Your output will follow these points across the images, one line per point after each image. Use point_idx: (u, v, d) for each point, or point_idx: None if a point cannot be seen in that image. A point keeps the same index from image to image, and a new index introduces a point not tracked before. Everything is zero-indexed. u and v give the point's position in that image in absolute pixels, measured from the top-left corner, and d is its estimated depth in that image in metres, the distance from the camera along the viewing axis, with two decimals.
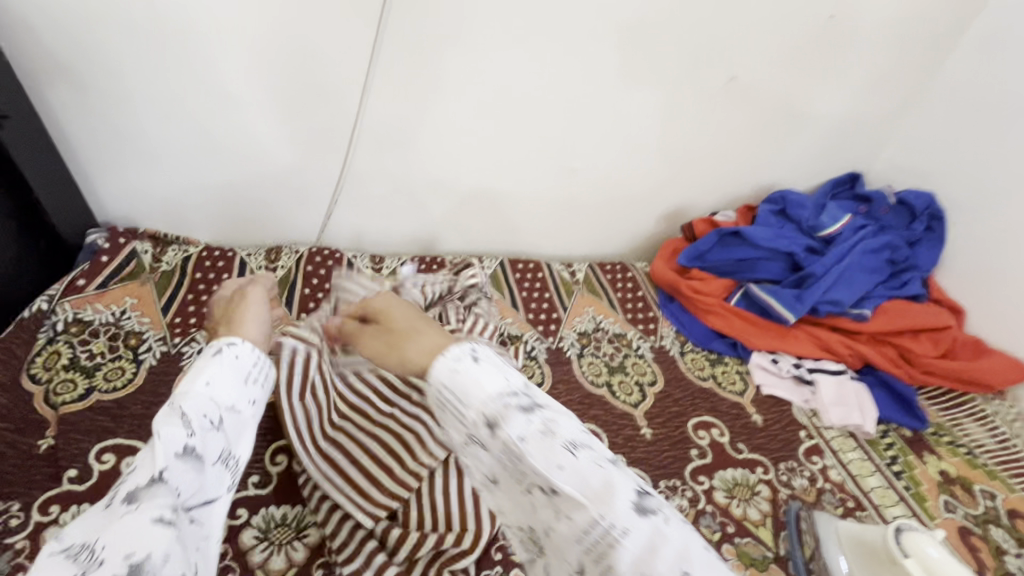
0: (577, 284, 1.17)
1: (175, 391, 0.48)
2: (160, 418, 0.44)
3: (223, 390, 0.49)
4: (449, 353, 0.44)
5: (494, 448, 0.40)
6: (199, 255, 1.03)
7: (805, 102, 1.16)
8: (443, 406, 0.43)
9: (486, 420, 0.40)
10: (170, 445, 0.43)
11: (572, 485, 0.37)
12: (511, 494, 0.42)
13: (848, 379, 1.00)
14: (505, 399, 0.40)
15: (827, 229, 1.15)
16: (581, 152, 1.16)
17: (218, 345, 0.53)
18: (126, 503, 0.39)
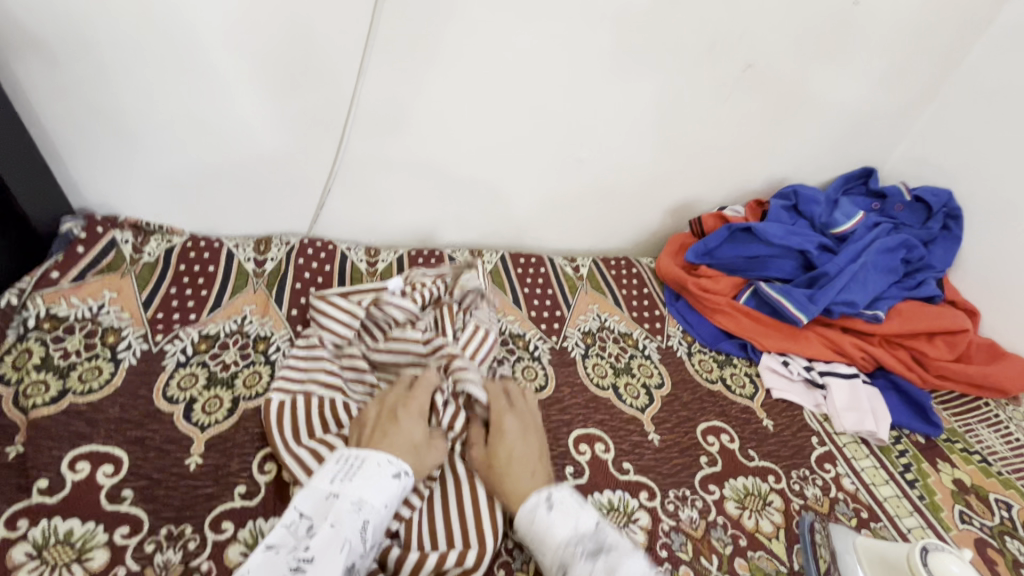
0: (581, 280, 1.14)
1: (361, 496, 0.57)
2: (347, 521, 0.54)
3: (387, 519, 0.59)
4: (535, 501, 0.62)
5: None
6: (184, 245, 0.99)
7: (821, 93, 1.12)
8: (533, 549, 0.61)
9: (561, 564, 0.57)
10: (349, 559, 0.52)
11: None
12: None
13: (859, 382, 0.97)
14: (575, 550, 0.57)
15: (841, 227, 1.11)
16: (587, 142, 1.10)
17: (396, 468, 0.62)
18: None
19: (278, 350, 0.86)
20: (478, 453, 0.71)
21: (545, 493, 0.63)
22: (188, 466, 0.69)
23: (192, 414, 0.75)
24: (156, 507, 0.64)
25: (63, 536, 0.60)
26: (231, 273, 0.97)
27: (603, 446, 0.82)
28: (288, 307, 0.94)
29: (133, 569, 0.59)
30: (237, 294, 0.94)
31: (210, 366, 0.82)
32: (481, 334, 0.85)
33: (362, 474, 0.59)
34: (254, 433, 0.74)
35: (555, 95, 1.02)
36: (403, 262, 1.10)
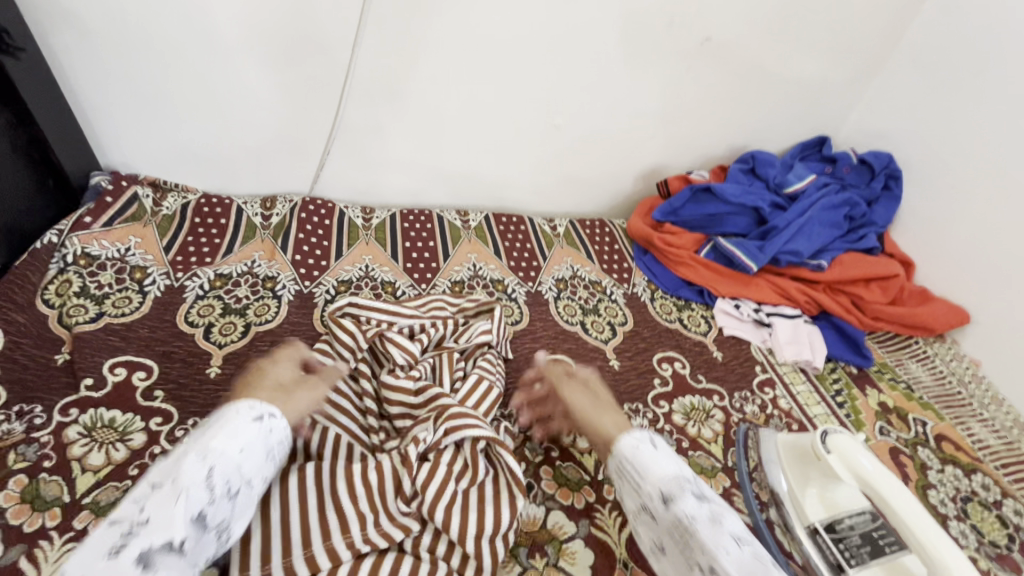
0: (557, 237, 1.25)
1: (206, 444, 0.54)
2: (185, 474, 0.51)
3: (247, 461, 0.56)
4: (632, 439, 0.66)
5: (669, 520, 0.59)
6: (198, 202, 1.11)
7: (775, 66, 1.22)
8: (628, 479, 0.64)
9: (661, 496, 0.60)
10: (190, 509, 0.50)
11: (735, 565, 0.53)
12: (673, 563, 0.58)
13: (801, 321, 1.08)
14: (682, 484, 0.60)
15: (793, 187, 1.22)
16: (563, 110, 1.21)
17: (257, 412, 0.59)
18: (136, 565, 0.46)
19: (285, 288, 0.98)
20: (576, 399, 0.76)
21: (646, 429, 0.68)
22: (209, 374, 0.81)
23: (210, 335, 0.87)
24: (184, 404, 0.76)
25: (108, 422, 0.72)
26: (241, 225, 1.09)
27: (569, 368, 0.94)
28: (292, 253, 1.05)
29: (166, 448, 0.71)
30: (247, 242, 1.06)
31: (225, 299, 0.93)
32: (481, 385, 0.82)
33: (218, 424, 0.56)
34: (265, 351, 0.86)
35: (533, 66, 1.13)
36: (395, 220, 1.20)
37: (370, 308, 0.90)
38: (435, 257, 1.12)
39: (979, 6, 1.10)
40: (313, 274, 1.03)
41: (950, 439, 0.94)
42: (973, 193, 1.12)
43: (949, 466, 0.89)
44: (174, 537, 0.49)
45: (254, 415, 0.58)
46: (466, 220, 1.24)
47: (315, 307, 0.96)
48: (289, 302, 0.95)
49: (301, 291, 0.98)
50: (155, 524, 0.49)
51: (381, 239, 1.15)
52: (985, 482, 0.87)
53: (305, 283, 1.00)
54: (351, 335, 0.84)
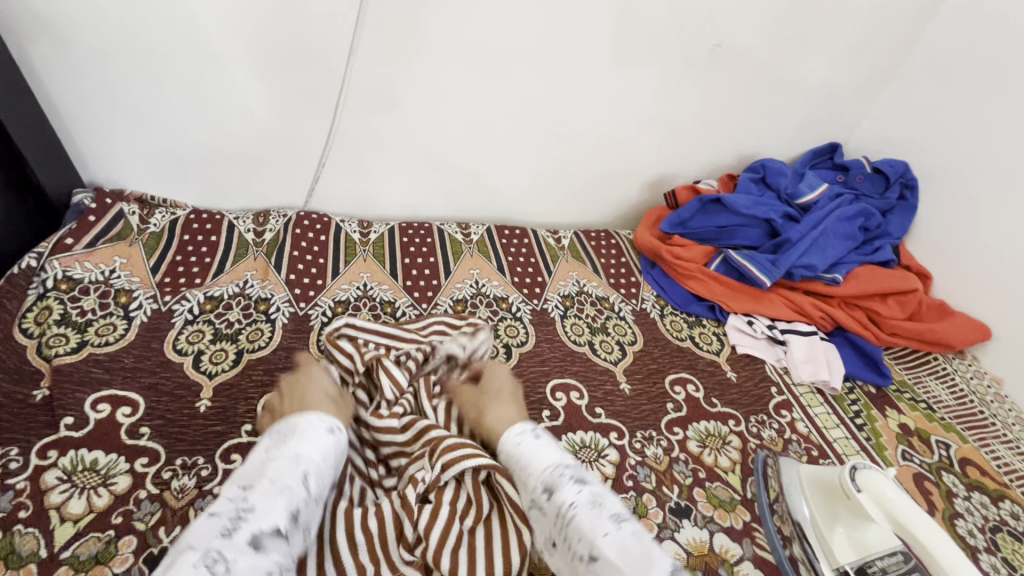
0: (562, 250, 1.21)
1: (299, 450, 0.58)
2: (285, 471, 0.55)
3: (331, 468, 0.60)
4: (515, 434, 0.67)
5: (552, 511, 0.59)
6: (187, 218, 1.07)
7: (786, 72, 1.18)
8: (514, 474, 0.65)
9: (544, 487, 0.60)
10: (291, 503, 0.53)
11: (612, 549, 0.53)
12: (560, 559, 0.58)
13: (817, 339, 1.04)
14: (563, 472, 0.60)
15: (805, 198, 1.18)
16: (567, 119, 1.17)
17: (329, 425, 0.63)
18: (250, 543, 0.49)
19: (279, 310, 0.94)
20: (470, 393, 0.79)
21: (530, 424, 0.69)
22: (198, 408, 0.76)
23: (200, 365, 0.82)
24: (171, 442, 0.72)
25: (89, 464, 0.67)
26: (232, 243, 1.04)
27: (578, 394, 0.89)
28: (286, 272, 1.01)
29: (152, 492, 0.66)
30: (239, 261, 1.01)
31: (215, 324, 0.89)
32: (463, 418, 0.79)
33: (297, 433, 0.60)
34: (259, 381, 0.81)
35: (535, 74, 1.08)
36: (393, 234, 1.15)
37: (367, 330, 0.85)
38: (436, 274, 1.08)
39: (998, 10, 1.06)
40: (308, 295, 0.98)
41: (975, 463, 0.90)
42: (992, 204, 1.08)
43: (975, 493, 0.86)
44: (280, 523, 0.51)
45: (328, 427, 0.62)
46: (468, 233, 1.19)
47: (311, 331, 0.91)
48: (283, 326, 0.91)
49: (295, 313, 0.94)
50: (262, 511, 0.51)
51: (379, 255, 1.10)
52: (1013, 510, 0.84)
53: (300, 304, 0.96)
54: (348, 356, 0.81)
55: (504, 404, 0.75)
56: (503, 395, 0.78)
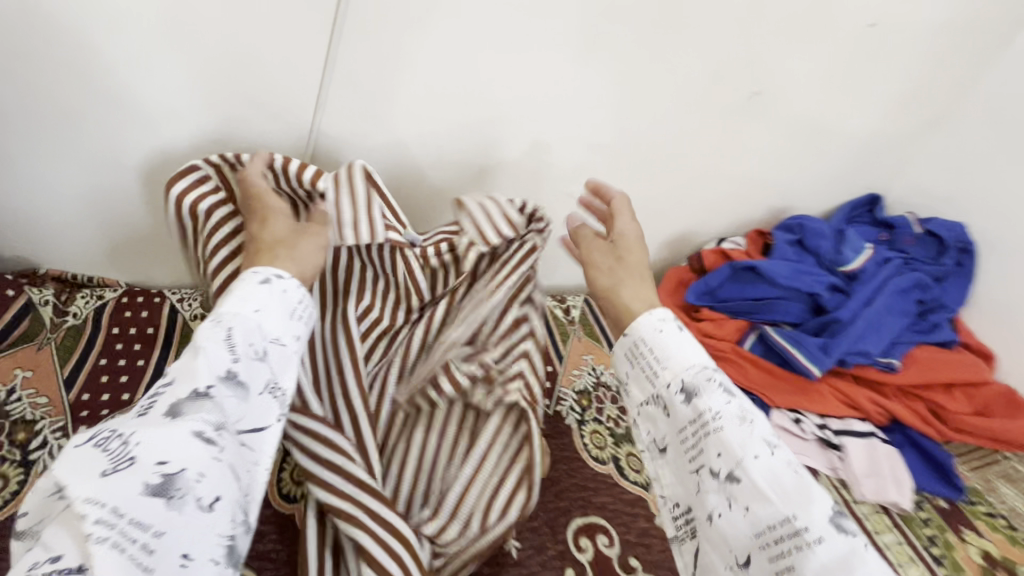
0: (573, 325, 1.03)
1: (220, 311, 0.52)
2: (203, 334, 0.50)
3: (267, 322, 0.53)
4: (654, 321, 0.64)
5: (688, 414, 0.57)
6: (119, 302, 0.86)
7: (829, 122, 1.02)
8: (640, 367, 0.62)
9: (682, 388, 0.58)
10: (215, 366, 0.48)
11: (762, 473, 0.52)
12: (678, 465, 0.59)
13: (876, 442, 0.89)
14: (711, 377, 0.58)
15: (850, 264, 1.03)
16: (578, 176, 0.96)
17: (262, 277, 0.57)
18: (165, 415, 0.45)
19: None
20: (598, 262, 0.77)
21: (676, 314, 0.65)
22: None
23: None
24: None
25: None
26: (174, 335, 0.85)
27: (606, 538, 0.74)
28: None
29: None
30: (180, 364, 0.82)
31: None
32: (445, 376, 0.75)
33: (234, 292, 0.55)
34: None
35: None
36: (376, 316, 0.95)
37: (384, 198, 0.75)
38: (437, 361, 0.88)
39: None
40: None
41: None
42: None
43: None
44: (198, 386, 0.47)
45: (260, 279, 0.56)
46: None
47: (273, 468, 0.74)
48: None
49: None
50: (177, 382, 0.48)
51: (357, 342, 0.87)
52: None
53: None
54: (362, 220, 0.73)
55: (641, 287, 0.72)
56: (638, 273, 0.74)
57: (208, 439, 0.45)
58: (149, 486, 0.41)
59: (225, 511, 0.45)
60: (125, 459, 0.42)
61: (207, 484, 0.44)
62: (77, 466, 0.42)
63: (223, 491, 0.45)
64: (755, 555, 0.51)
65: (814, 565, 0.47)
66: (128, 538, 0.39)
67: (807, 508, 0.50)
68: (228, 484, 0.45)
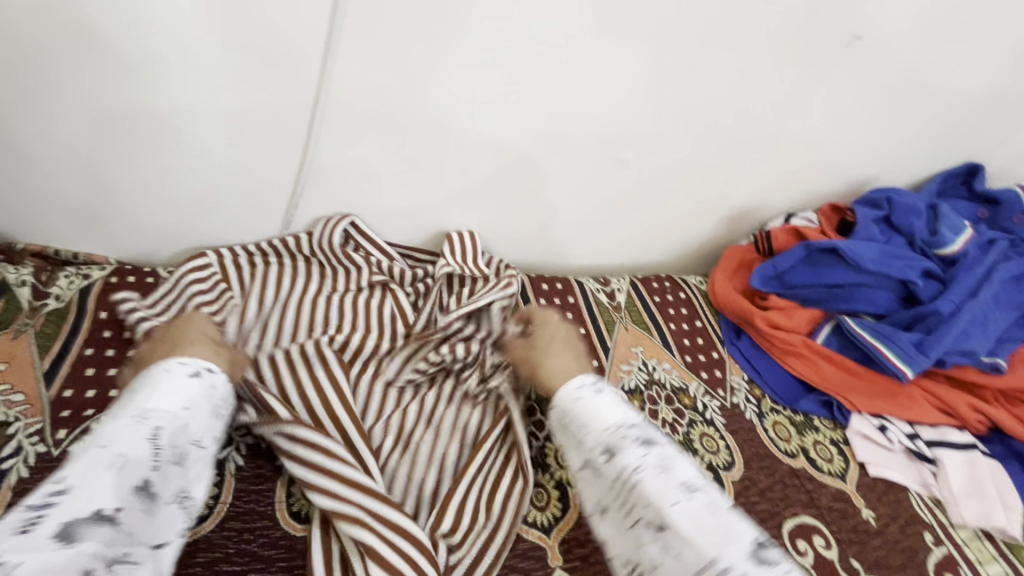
0: (618, 311, 0.91)
1: (145, 406, 0.49)
2: (122, 436, 0.46)
3: (194, 420, 0.51)
4: (575, 386, 0.62)
5: (612, 474, 0.54)
6: (107, 283, 0.76)
7: (934, 74, 0.86)
8: (570, 432, 0.59)
9: (604, 448, 0.55)
10: (128, 477, 0.44)
11: (683, 519, 0.48)
12: (615, 526, 0.54)
13: (978, 456, 0.76)
14: (626, 433, 0.55)
15: (949, 247, 0.88)
16: (632, 139, 0.84)
17: (192, 368, 0.55)
18: (55, 537, 0.39)
19: (231, 447, 0.65)
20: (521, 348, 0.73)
21: (593, 376, 0.63)
22: None
23: None
24: None
25: None
26: None
27: None
28: None
29: None
30: None
31: None
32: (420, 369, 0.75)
33: (149, 384, 0.52)
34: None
35: (601, 83, 0.76)
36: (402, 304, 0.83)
37: (369, 237, 0.84)
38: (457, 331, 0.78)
39: None
40: None
41: None
42: None
43: None
44: (104, 506, 0.42)
45: (190, 372, 0.54)
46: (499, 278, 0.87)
47: (278, 480, 0.63)
48: (236, 476, 0.63)
49: (257, 450, 0.66)
50: (78, 492, 0.42)
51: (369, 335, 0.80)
52: None
53: (263, 432, 0.67)
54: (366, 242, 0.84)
55: (559, 355, 0.69)
56: (557, 345, 0.72)
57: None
58: None
59: None
60: None
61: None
62: None
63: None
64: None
65: None
66: None
67: (727, 544, 0.47)
68: None
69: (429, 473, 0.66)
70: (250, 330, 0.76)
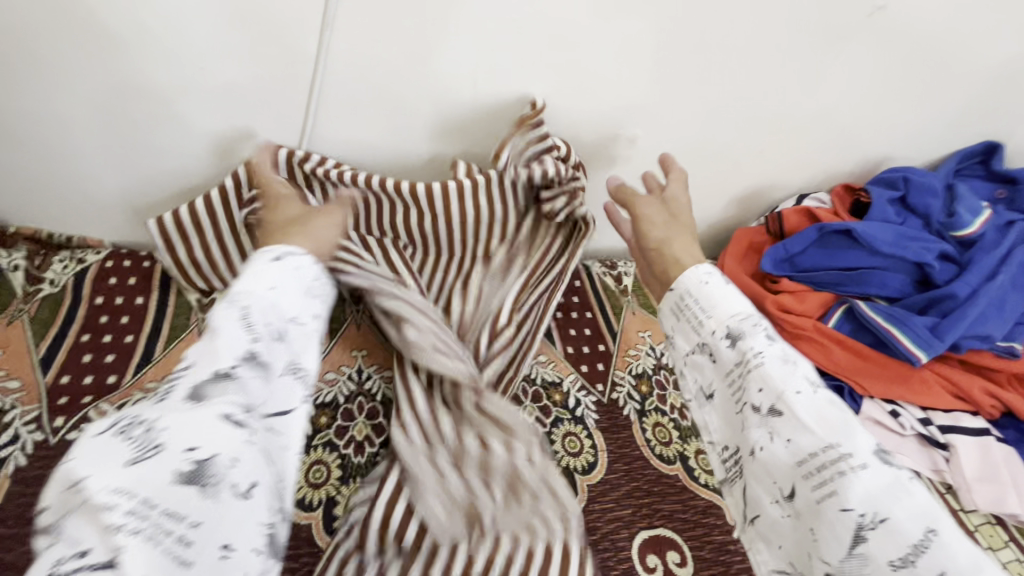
0: (625, 295, 0.89)
1: (235, 289, 0.45)
2: (218, 315, 0.43)
3: (285, 300, 0.46)
4: (703, 270, 0.53)
5: (732, 358, 0.47)
6: (102, 267, 0.74)
7: (956, 47, 0.83)
8: (685, 317, 0.51)
9: (727, 332, 0.48)
10: (235, 345, 0.42)
11: (807, 409, 0.43)
12: (723, 412, 0.48)
13: (990, 441, 0.75)
14: (755, 321, 0.47)
15: (966, 228, 0.85)
16: (642, 117, 0.81)
17: (274, 252, 0.49)
18: (186, 398, 0.38)
19: None
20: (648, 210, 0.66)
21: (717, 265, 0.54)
22: None
23: None
24: None
25: None
26: (167, 308, 0.73)
27: (676, 555, 0.63)
28: None
29: None
30: (174, 341, 0.70)
31: None
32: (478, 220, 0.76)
33: (245, 272, 0.47)
34: None
35: (611, 59, 0.72)
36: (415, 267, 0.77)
37: None
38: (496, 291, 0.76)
39: None
40: None
41: None
42: None
43: None
44: (221, 365, 0.40)
45: (269, 257, 0.48)
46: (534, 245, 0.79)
47: None
48: None
49: None
50: (198, 360, 0.41)
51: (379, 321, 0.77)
52: None
53: None
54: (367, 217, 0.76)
55: (687, 237, 0.62)
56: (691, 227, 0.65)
57: (240, 421, 0.39)
58: (179, 472, 0.35)
59: (262, 500, 0.39)
60: (150, 444, 0.35)
61: (241, 472, 0.37)
62: (93, 455, 0.34)
63: (261, 476, 0.39)
64: (801, 487, 0.42)
65: (859, 493, 0.38)
66: (161, 533, 0.33)
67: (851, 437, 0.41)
68: (263, 469, 0.39)
69: (506, 315, 0.74)
70: None
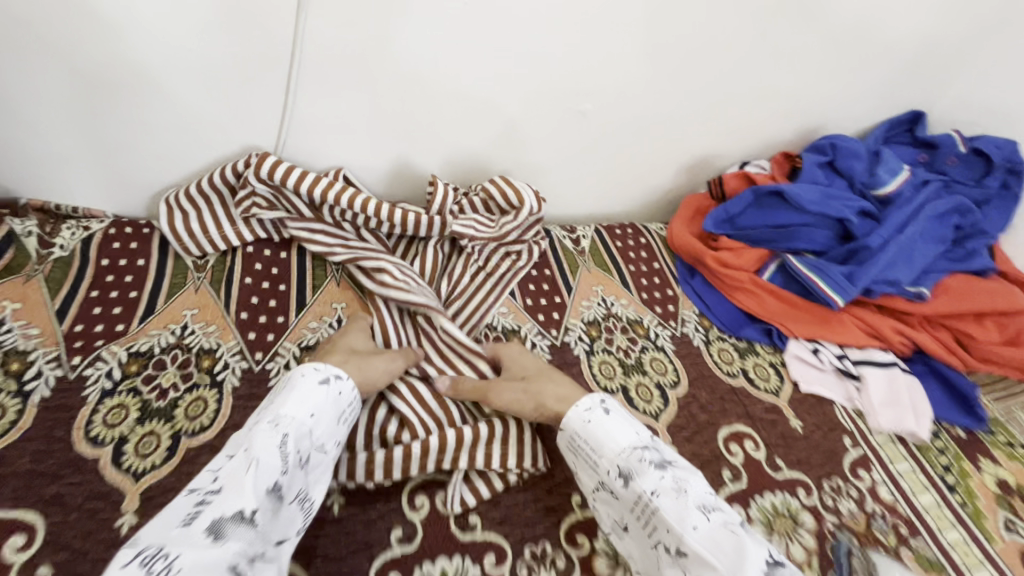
0: (582, 256, 0.98)
1: (278, 413, 0.58)
2: (258, 440, 0.54)
3: (318, 427, 0.60)
4: (595, 402, 0.67)
5: (630, 497, 0.59)
6: (106, 234, 0.83)
7: (872, 22, 0.91)
8: (583, 456, 0.65)
9: (620, 473, 0.60)
10: (262, 478, 0.52)
11: (704, 543, 0.53)
12: (640, 544, 0.59)
13: (897, 372, 0.86)
14: (642, 456, 0.60)
15: (885, 187, 0.95)
16: (591, 91, 0.90)
17: (323, 375, 0.63)
18: (207, 533, 0.47)
19: (227, 369, 0.72)
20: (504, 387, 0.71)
21: (597, 397, 0.68)
22: (119, 530, 0.57)
23: (123, 461, 0.62)
24: None
25: None
26: (167, 269, 0.81)
27: None
28: (237, 310, 0.79)
29: None
30: (174, 296, 0.79)
31: (143, 394, 0.68)
32: (424, 219, 0.85)
33: (293, 391, 0.61)
34: None
35: (557, 35, 0.81)
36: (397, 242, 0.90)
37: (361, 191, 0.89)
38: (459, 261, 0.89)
39: None
40: (266, 340, 0.76)
41: None
42: None
43: None
44: (244, 507, 0.50)
45: (320, 380, 0.63)
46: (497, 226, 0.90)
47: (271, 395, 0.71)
48: (233, 393, 0.70)
49: (250, 371, 0.73)
50: (228, 491, 0.51)
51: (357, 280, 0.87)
52: None
53: (254, 356, 0.74)
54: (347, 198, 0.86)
55: (554, 381, 0.71)
56: (547, 372, 0.74)
57: (240, 570, 0.47)
58: None
59: None
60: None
61: None
62: None
63: None
64: None
65: None
66: None
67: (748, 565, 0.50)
68: None
69: (471, 271, 0.89)
70: (240, 273, 0.83)
